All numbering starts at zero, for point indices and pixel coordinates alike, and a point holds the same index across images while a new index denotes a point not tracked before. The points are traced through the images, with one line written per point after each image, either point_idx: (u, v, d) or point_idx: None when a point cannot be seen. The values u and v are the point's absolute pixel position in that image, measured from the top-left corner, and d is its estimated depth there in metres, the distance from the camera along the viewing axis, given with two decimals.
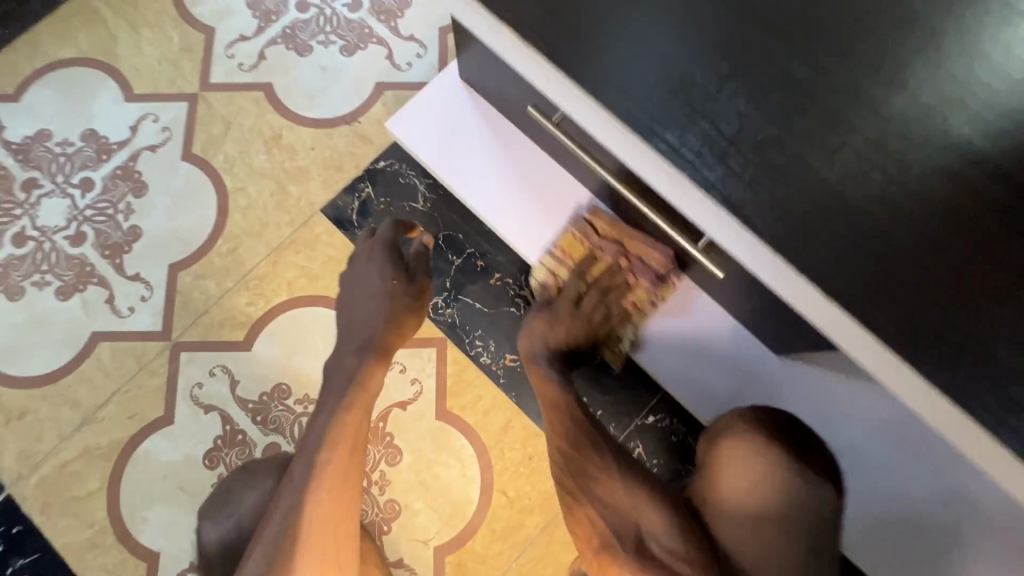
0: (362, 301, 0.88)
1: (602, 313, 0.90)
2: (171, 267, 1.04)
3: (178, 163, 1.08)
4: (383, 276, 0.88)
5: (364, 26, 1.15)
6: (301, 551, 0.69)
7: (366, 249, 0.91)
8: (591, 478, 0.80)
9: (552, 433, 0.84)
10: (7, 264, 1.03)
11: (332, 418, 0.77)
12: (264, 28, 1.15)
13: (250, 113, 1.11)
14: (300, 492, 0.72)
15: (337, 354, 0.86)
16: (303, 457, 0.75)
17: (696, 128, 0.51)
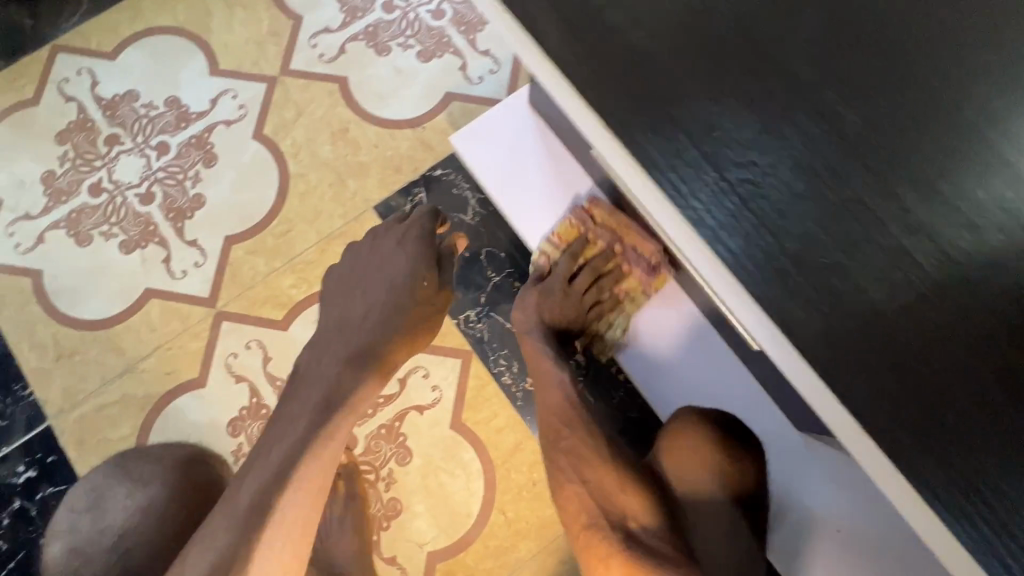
0: (384, 291, 0.89)
1: (592, 299, 0.93)
2: (226, 238, 1.09)
3: (249, 141, 1.13)
4: (412, 271, 0.90)
5: (443, 35, 1.18)
6: (276, 528, 0.68)
7: (399, 234, 0.93)
8: (581, 459, 0.80)
9: (548, 409, 0.85)
10: (81, 211, 1.11)
11: (328, 402, 0.79)
12: (348, 23, 1.19)
13: (323, 103, 1.15)
14: (245, 535, 0.67)
15: (325, 359, 0.84)
16: (256, 494, 0.70)
17: (751, 225, 0.42)
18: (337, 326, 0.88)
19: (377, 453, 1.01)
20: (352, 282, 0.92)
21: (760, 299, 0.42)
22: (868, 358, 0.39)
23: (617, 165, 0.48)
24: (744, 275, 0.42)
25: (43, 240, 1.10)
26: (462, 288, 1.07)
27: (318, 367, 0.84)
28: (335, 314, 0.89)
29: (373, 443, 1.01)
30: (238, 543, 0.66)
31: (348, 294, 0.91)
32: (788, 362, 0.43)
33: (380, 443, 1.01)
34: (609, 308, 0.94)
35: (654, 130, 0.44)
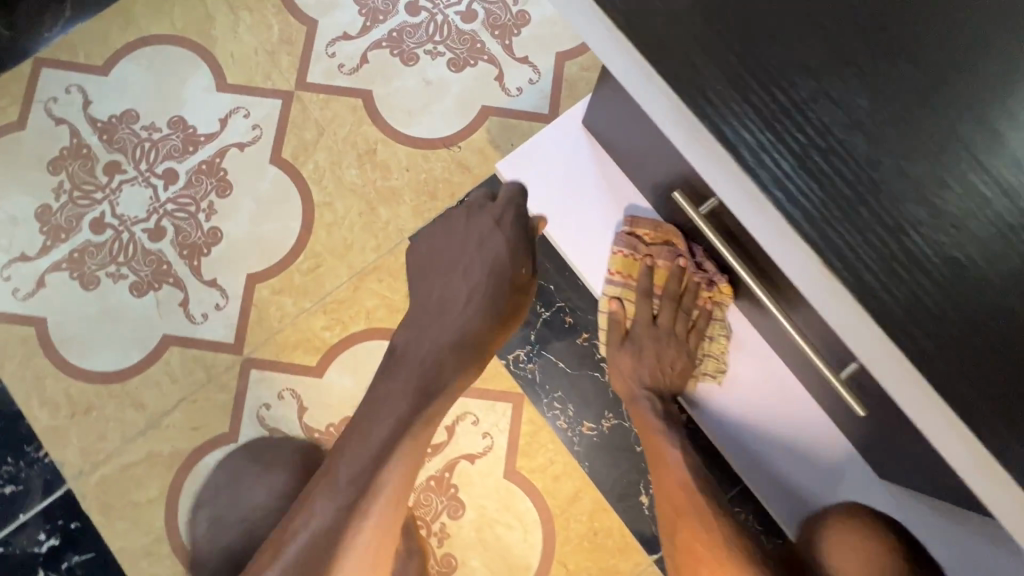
0: (482, 277, 0.83)
1: (675, 339, 0.86)
2: (249, 277, 1.00)
3: (266, 166, 1.03)
4: (513, 259, 0.83)
5: (476, 40, 1.06)
6: (378, 506, 0.69)
7: (497, 214, 0.85)
8: (699, 557, 0.74)
9: (664, 498, 0.80)
10: (83, 249, 1.00)
11: (427, 384, 0.77)
12: (370, 28, 1.07)
13: (347, 121, 1.04)
14: (345, 511, 0.67)
15: (422, 337, 0.81)
16: (354, 465, 0.70)
17: (807, 160, 0.38)
18: (435, 307, 0.83)
19: (428, 506, 0.95)
20: (449, 260, 0.86)
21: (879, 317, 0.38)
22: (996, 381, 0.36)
23: (713, 174, 0.44)
24: (865, 292, 0.38)
25: (44, 284, 0.99)
26: None
27: (410, 350, 0.80)
28: (433, 293, 0.84)
29: (423, 497, 0.95)
30: (341, 523, 0.66)
31: (443, 274, 0.85)
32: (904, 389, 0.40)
33: (430, 496, 0.95)
34: (695, 344, 0.86)
35: (768, 135, 0.39)
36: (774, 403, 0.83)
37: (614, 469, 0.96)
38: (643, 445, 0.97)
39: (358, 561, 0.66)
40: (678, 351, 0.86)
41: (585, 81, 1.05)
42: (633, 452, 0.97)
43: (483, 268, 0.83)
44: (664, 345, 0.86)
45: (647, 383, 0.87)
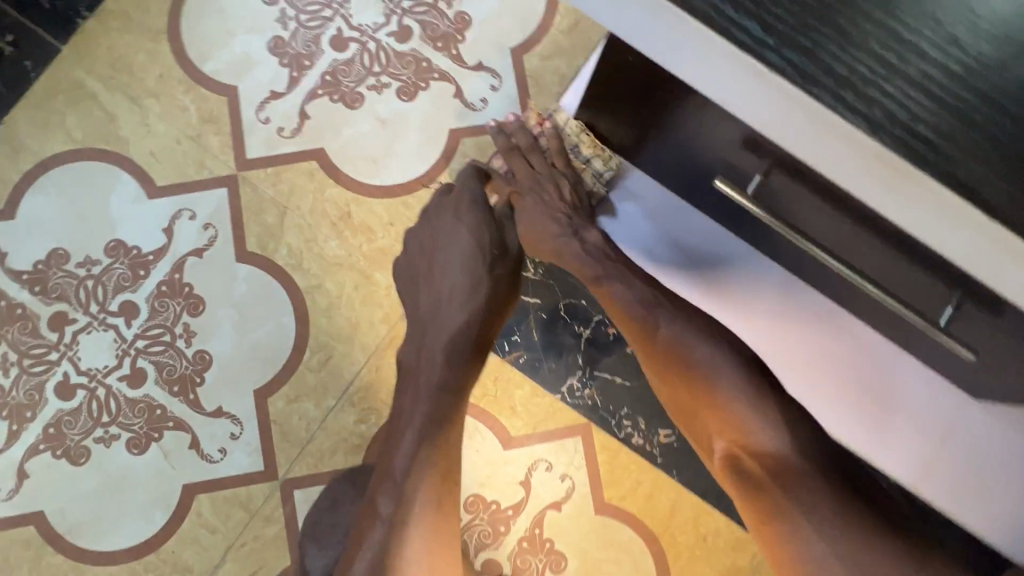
0: (457, 273, 0.78)
1: (554, 175, 0.79)
2: (257, 393, 0.89)
3: (235, 266, 0.91)
4: (481, 245, 0.78)
5: (420, 59, 0.95)
6: (416, 517, 0.68)
7: (450, 210, 0.81)
8: (700, 396, 0.67)
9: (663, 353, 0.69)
10: (58, 421, 0.86)
11: (432, 398, 0.73)
12: (298, 78, 0.94)
13: (308, 190, 0.92)
14: (391, 524, 0.68)
15: (421, 347, 0.77)
16: (389, 489, 0.71)
17: (904, 70, 0.30)
18: (423, 320, 0.78)
19: (528, 569, 0.89)
20: (423, 266, 0.81)
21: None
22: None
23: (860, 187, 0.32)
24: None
25: (27, 474, 0.86)
26: (552, 356, 0.91)
27: (415, 361, 0.77)
28: (417, 307, 0.80)
29: (520, 561, 0.89)
30: (386, 542, 0.67)
31: (423, 282, 0.81)
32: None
33: (526, 557, 0.89)
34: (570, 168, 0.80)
35: (949, 117, 0.30)
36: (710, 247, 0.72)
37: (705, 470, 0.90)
38: None
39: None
40: (568, 186, 0.79)
41: (550, 71, 0.94)
42: None
43: (458, 264, 0.78)
44: (544, 189, 0.79)
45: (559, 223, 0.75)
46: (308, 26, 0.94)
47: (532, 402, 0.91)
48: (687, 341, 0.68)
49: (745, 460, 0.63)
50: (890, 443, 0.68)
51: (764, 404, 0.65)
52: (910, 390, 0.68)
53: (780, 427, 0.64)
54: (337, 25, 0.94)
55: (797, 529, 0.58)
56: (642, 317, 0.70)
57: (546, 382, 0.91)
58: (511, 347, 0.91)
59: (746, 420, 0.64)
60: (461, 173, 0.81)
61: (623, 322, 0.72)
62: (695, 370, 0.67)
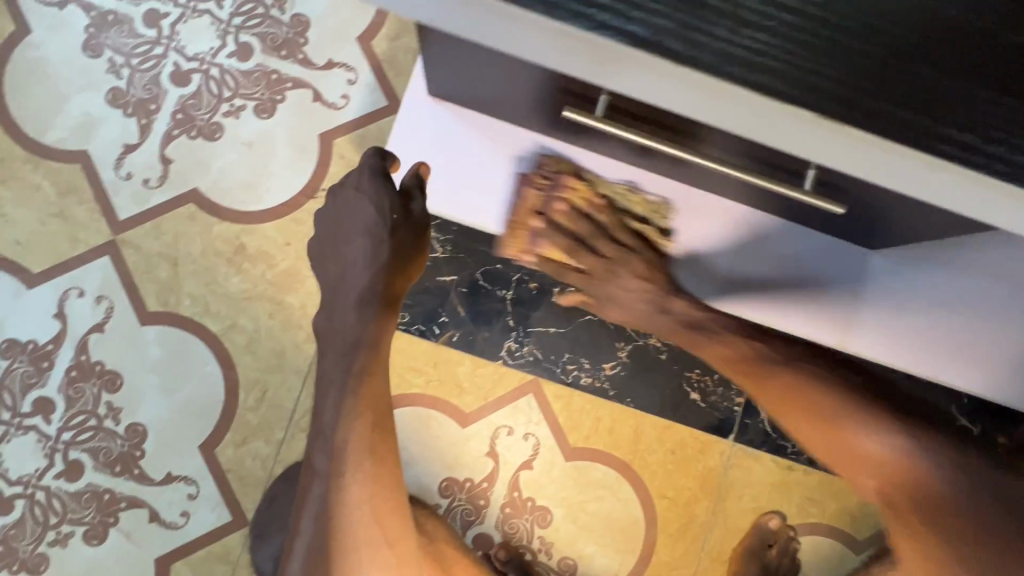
0: (359, 240, 0.75)
1: (625, 253, 0.74)
2: (202, 448, 0.87)
3: (141, 330, 0.87)
4: (381, 210, 0.74)
5: (268, 72, 0.92)
6: (351, 472, 0.69)
7: (352, 181, 0.77)
8: (833, 437, 0.65)
9: (778, 402, 0.68)
10: (5, 538, 0.83)
11: (352, 356, 0.72)
12: (148, 125, 0.90)
13: (194, 234, 0.89)
14: (327, 479, 0.69)
15: (332, 310, 0.76)
16: (322, 445, 0.71)
17: None
18: (332, 292, 0.77)
19: (518, 532, 0.90)
20: (331, 238, 0.79)
21: (846, 113, 0.30)
22: (995, 110, 0.31)
23: (581, 66, 0.33)
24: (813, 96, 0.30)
25: None
26: (483, 326, 0.92)
27: (330, 325, 0.76)
28: (331, 276, 0.78)
29: (509, 527, 0.90)
30: (327, 496, 0.68)
31: (330, 251, 0.79)
32: (895, 176, 0.33)
33: (513, 522, 0.91)
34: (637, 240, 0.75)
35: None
36: (784, 246, 0.75)
37: (655, 388, 0.93)
38: (665, 351, 0.93)
39: (355, 525, 0.68)
40: (645, 260, 0.74)
41: (402, 50, 0.93)
42: (662, 362, 0.93)
43: (358, 221, 0.76)
44: (625, 270, 0.74)
45: (654, 302, 0.73)
46: (142, 68, 0.90)
47: (476, 374, 0.91)
48: (797, 382, 0.67)
49: (896, 498, 0.63)
50: (880, 339, 0.76)
51: (901, 436, 0.63)
52: (878, 285, 0.76)
53: (925, 455, 0.62)
54: (172, 60, 0.91)
55: (949, 552, 0.60)
56: (747, 364, 0.70)
57: (484, 352, 0.92)
58: (442, 328, 0.92)
59: (882, 454, 0.63)
60: (366, 153, 0.76)
61: (732, 372, 0.72)
62: (824, 414, 0.66)
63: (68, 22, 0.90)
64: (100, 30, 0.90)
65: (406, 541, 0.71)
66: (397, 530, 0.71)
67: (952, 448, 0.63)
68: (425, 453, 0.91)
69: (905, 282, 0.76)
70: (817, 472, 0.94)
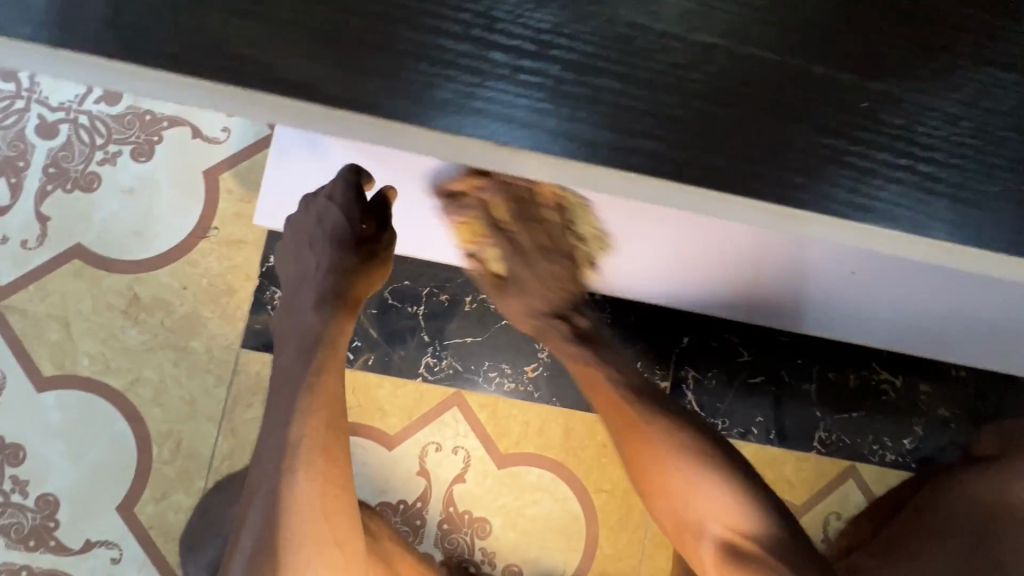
0: (320, 243, 0.65)
1: (524, 261, 0.65)
2: (120, 509, 0.84)
3: (39, 397, 0.84)
4: (352, 221, 0.63)
5: (141, 113, 0.89)
6: (305, 468, 0.59)
7: (325, 190, 0.64)
8: (674, 479, 0.63)
9: (628, 433, 0.65)
10: None
11: (310, 358, 0.63)
12: (19, 183, 0.86)
13: (83, 290, 0.86)
14: (276, 475, 0.59)
15: (291, 309, 0.67)
16: (273, 433, 0.60)
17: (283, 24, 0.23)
18: (291, 289, 0.67)
19: (459, 546, 0.90)
20: (297, 233, 0.67)
21: (571, 154, 0.25)
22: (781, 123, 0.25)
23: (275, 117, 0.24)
24: (517, 133, 0.24)
25: None
26: (399, 345, 0.90)
27: (285, 326, 0.67)
28: (291, 271, 0.68)
29: (449, 543, 0.89)
30: (275, 493, 0.58)
31: (295, 246, 0.68)
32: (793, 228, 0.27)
33: (453, 537, 0.90)
34: (570, 245, 0.65)
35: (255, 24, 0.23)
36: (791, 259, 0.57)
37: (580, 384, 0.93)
38: None
39: (308, 529, 0.58)
40: (556, 271, 0.66)
41: None
42: None
43: (325, 228, 0.64)
44: (520, 276, 0.67)
45: (552, 308, 0.69)
46: (5, 125, 0.86)
47: (397, 395, 0.90)
48: (650, 423, 0.64)
49: (735, 543, 0.62)
50: (844, 333, 0.79)
51: (742, 491, 0.63)
52: (920, 312, 0.69)
53: (757, 505, 0.62)
54: (36, 112, 0.87)
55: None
56: (611, 391, 0.66)
57: (402, 371, 0.90)
58: (356, 353, 0.90)
59: (725, 504, 0.62)
60: (341, 164, 0.62)
61: (591, 391, 0.68)
62: (670, 458, 0.63)
63: None
64: None
65: (356, 539, 0.62)
66: (346, 528, 0.61)
67: (785, 516, 0.64)
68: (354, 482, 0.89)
69: (958, 311, 0.67)
70: (750, 444, 0.96)
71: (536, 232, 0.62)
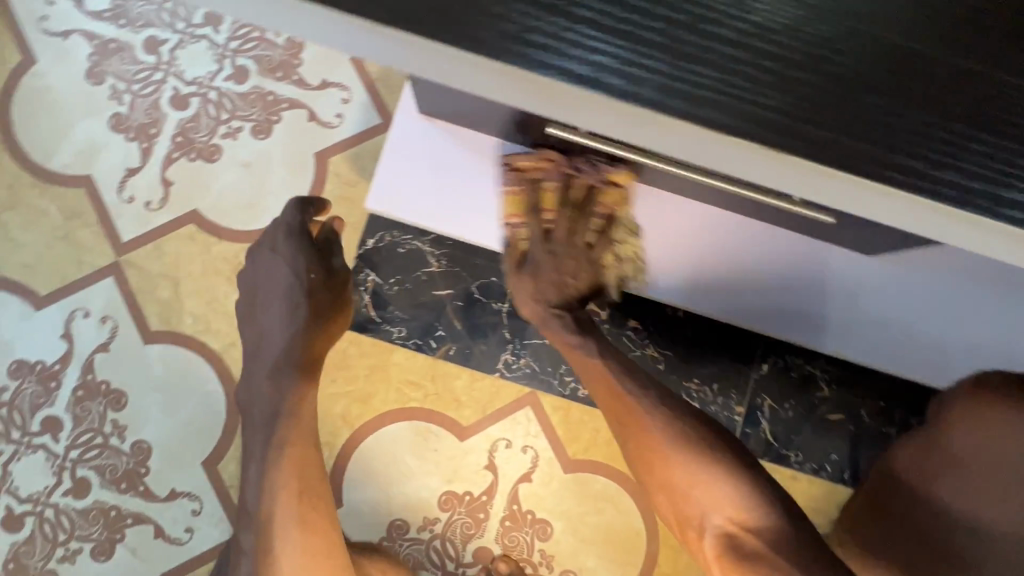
0: (277, 299, 0.74)
1: (580, 263, 0.71)
2: (205, 465, 0.88)
3: (145, 349, 0.89)
4: (297, 272, 0.73)
5: (264, 94, 0.94)
6: (283, 539, 0.68)
7: (267, 243, 0.75)
8: (666, 473, 0.68)
9: (624, 425, 0.70)
10: (16, 554, 0.85)
11: (272, 435, 0.70)
12: (149, 148, 0.92)
13: (195, 253, 0.91)
14: (257, 554, 0.68)
15: (248, 382, 0.74)
16: (247, 520, 0.70)
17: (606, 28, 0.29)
18: (249, 355, 0.75)
19: (518, 545, 0.90)
20: (250, 298, 0.76)
21: (714, 120, 0.29)
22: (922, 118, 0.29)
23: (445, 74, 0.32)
24: (666, 98, 0.29)
25: None
26: (480, 339, 0.92)
27: (249, 395, 0.74)
28: (249, 339, 0.75)
29: (509, 540, 0.90)
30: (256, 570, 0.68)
31: (252, 312, 0.76)
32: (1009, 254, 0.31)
33: (513, 535, 0.90)
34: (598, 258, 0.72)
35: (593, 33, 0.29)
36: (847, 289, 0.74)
37: None
38: (662, 361, 0.93)
39: None
40: (582, 265, 0.71)
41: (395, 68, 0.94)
42: (660, 373, 0.93)
43: (275, 278, 0.74)
44: (569, 268, 0.71)
45: (554, 302, 0.73)
46: (143, 94, 0.93)
47: (473, 388, 0.92)
48: (659, 425, 0.68)
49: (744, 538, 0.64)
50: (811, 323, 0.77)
51: (732, 477, 0.66)
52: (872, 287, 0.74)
53: (752, 499, 0.65)
54: (172, 85, 0.93)
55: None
56: (619, 395, 0.70)
57: (480, 365, 0.92)
58: (439, 342, 0.92)
59: (725, 497, 0.65)
60: (288, 202, 0.75)
61: (609, 404, 0.71)
62: (660, 445, 0.68)
63: (71, 51, 0.93)
64: (103, 58, 0.93)
65: None
66: None
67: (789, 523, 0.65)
68: (423, 467, 0.91)
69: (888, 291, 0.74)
70: (822, 481, 0.93)
71: (582, 222, 0.69)
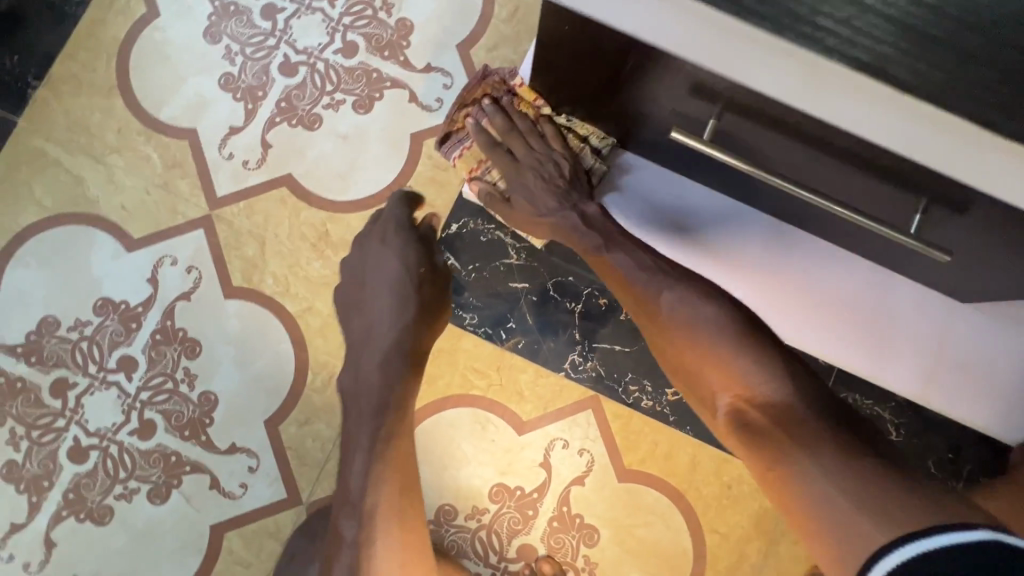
0: (388, 286, 0.75)
1: (553, 155, 0.77)
2: (267, 424, 0.89)
3: (223, 303, 0.91)
4: (408, 265, 0.75)
5: (370, 71, 0.96)
6: (384, 526, 0.65)
7: (377, 235, 0.78)
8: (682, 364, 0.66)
9: (637, 310, 0.70)
10: (77, 486, 0.87)
11: (379, 426, 0.68)
12: (254, 110, 0.95)
13: (283, 217, 0.93)
14: (357, 546, 0.64)
15: (352, 368, 0.73)
16: (348, 510, 0.66)
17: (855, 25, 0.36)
18: (355, 345, 0.74)
19: (563, 547, 0.89)
20: (356, 289, 0.77)
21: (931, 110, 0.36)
22: None
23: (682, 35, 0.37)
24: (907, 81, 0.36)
25: (54, 542, 0.87)
26: (550, 336, 0.92)
27: (354, 381, 0.72)
28: (357, 332, 0.75)
29: (555, 541, 0.89)
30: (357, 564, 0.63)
31: (357, 304, 0.76)
32: None
33: (559, 537, 0.89)
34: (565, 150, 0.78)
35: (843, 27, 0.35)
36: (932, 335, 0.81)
37: None
38: None
39: None
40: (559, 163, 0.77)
41: (498, 60, 0.96)
42: None
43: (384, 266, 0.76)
44: (544, 166, 0.77)
45: (555, 203, 0.76)
46: (255, 57, 0.95)
47: (537, 384, 0.92)
48: (667, 300, 0.66)
49: (754, 417, 0.58)
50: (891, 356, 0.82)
51: (756, 363, 0.61)
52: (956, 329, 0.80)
53: (771, 381, 0.59)
54: (283, 52, 0.96)
55: (811, 470, 0.52)
56: (632, 281, 0.69)
57: (547, 362, 0.92)
58: (509, 334, 0.92)
59: (743, 376, 0.61)
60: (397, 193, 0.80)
61: (621, 291, 0.71)
62: (671, 329, 0.66)
63: (193, 9, 0.96)
64: (221, 19, 0.96)
65: None
66: None
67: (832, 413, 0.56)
68: (476, 456, 0.91)
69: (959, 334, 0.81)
70: None
71: (529, 134, 0.77)
